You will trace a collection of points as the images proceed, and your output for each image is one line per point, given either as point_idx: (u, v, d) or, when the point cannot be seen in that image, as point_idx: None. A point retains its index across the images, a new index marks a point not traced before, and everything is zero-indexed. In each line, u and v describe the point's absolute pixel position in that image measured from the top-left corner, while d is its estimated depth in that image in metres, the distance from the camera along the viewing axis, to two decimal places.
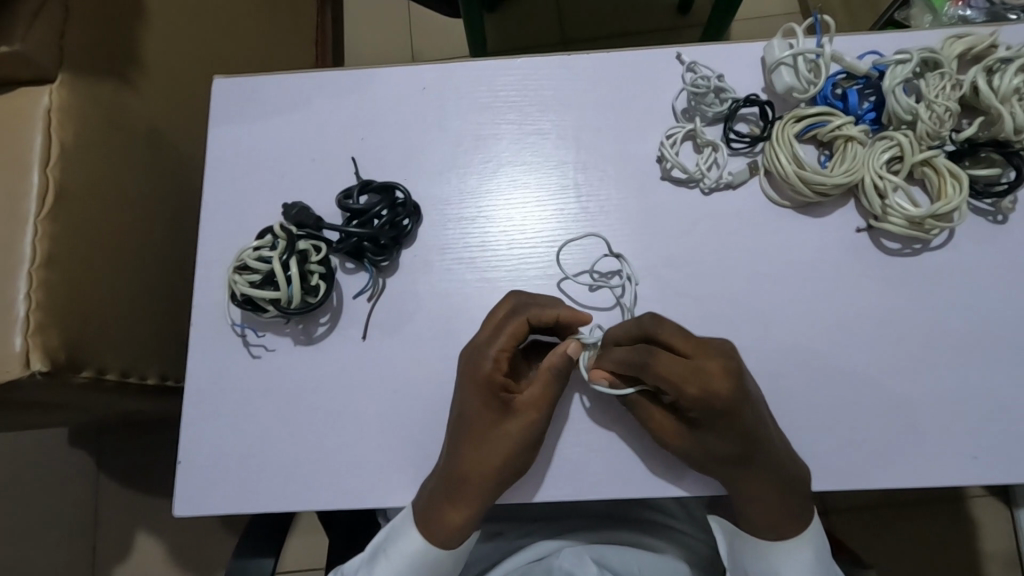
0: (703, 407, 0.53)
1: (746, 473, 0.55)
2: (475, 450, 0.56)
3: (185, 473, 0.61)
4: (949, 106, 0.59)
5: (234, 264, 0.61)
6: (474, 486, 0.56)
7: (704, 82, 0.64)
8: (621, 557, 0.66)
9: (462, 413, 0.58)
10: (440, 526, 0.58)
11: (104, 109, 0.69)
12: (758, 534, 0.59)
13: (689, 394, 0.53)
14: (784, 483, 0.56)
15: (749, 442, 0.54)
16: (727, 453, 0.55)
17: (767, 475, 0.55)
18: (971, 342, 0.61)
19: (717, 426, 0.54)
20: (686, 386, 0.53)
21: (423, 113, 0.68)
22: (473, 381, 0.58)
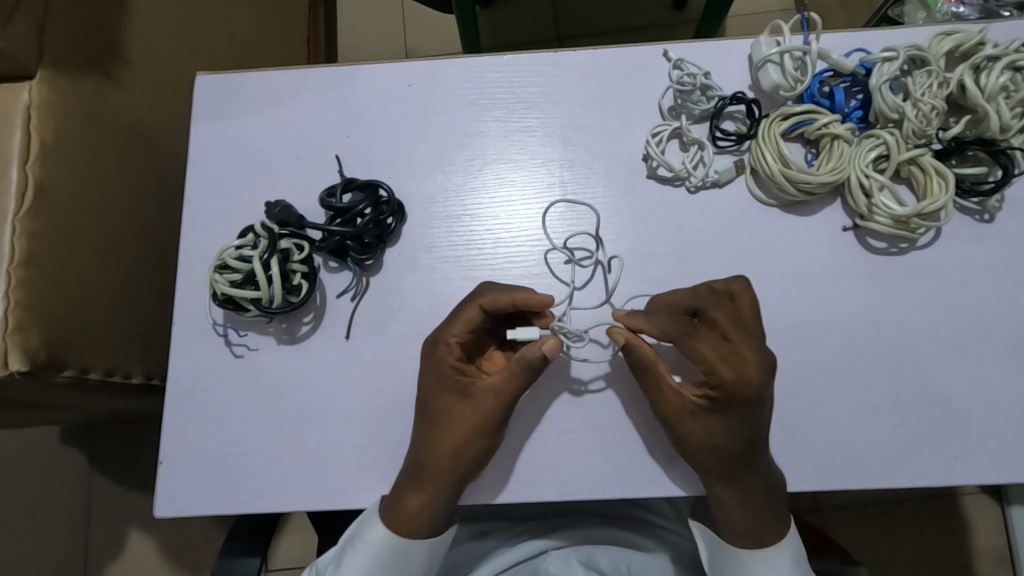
0: (731, 391, 0.54)
1: (727, 467, 0.56)
2: (430, 435, 0.57)
3: (166, 473, 0.60)
4: (935, 104, 0.59)
5: (215, 263, 0.60)
6: (437, 474, 0.57)
7: (690, 79, 0.64)
8: (608, 557, 0.68)
9: (422, 399, 0.58)
10: (398, 514, 0.58)
11: (85, 106, 0.69)
12: (730, 541, 0.59)
13: (724, 375, 0.54)
14: (752, 476, 0.56)
15: (739, 431, 0.55)
16: (729, 446, 0.55)
17: (742, 468, 0.56)
18: (957, 341, 0.60)
19: (737, 414, 0.55)
20: (719, 369, 0.54)
21: (408, 109, 0.68)
22: (430, 367, 0.58)
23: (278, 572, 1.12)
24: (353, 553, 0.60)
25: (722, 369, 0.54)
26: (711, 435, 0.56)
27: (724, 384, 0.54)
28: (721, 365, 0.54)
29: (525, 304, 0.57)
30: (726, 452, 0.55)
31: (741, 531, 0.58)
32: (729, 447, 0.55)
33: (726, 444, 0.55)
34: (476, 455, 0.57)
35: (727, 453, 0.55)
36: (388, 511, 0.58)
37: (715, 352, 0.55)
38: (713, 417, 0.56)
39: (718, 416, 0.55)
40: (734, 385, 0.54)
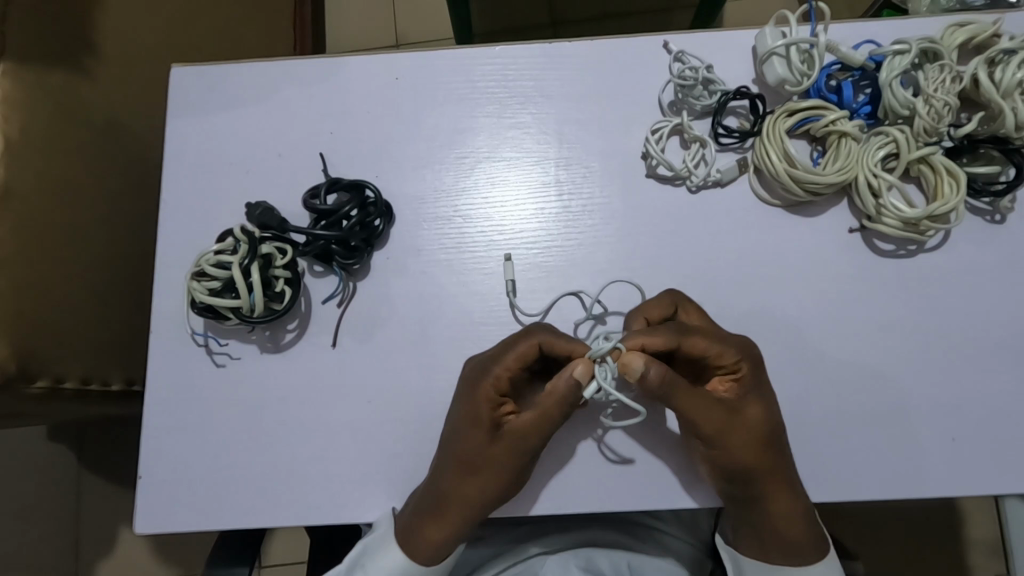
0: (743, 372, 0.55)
1: (776, 460, 0.54)
2: (463, 471, 0.54)
3: (146, 488, 0.58)
4: (948, 101, 0.56)
5: (193, 269, 0.57)
6: (456, 502, 0.55)
7: (692, 72, 0.60)
8: (609, 560, 0.66)
9: (455, 431, 0.55)
10: (421, 543, 0.56)
11: (54, 102, 0.65)
12: (786, 561, 0.57)
13: (733, 361, 0.55)
14: (793, 476, 0.55)
15: (769, 412, 0.55)
16: (768, 430, 0.54)
17: (785, 466, 0.55)
18: (964, 346, 0.58)
19: (757, 394, 0.55)
20: (725, 356, 0.55)
21: (396, 105, 0.64)
22: (472, 403, 0.55)
23: (271, 569, 1.11)
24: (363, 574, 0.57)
25: (727, 351, 0.55)
26: (751, 435, 0.54)
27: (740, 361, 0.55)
28: (723, 346, 0.55)
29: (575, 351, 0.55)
30: (768, 445, 0.54)
31: (792, 547, 0.57)
32: (765, 437, 0.54)
33: (765, 436, 0.54)
34: (490, 494, 0.55)
35: (772, 445, 0.54)
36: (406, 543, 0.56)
37: (710, 338, 0.55)
38: (746, 405, 0.55)
39: (747, 405, 0.55)
40: (745, 359, 0.55)
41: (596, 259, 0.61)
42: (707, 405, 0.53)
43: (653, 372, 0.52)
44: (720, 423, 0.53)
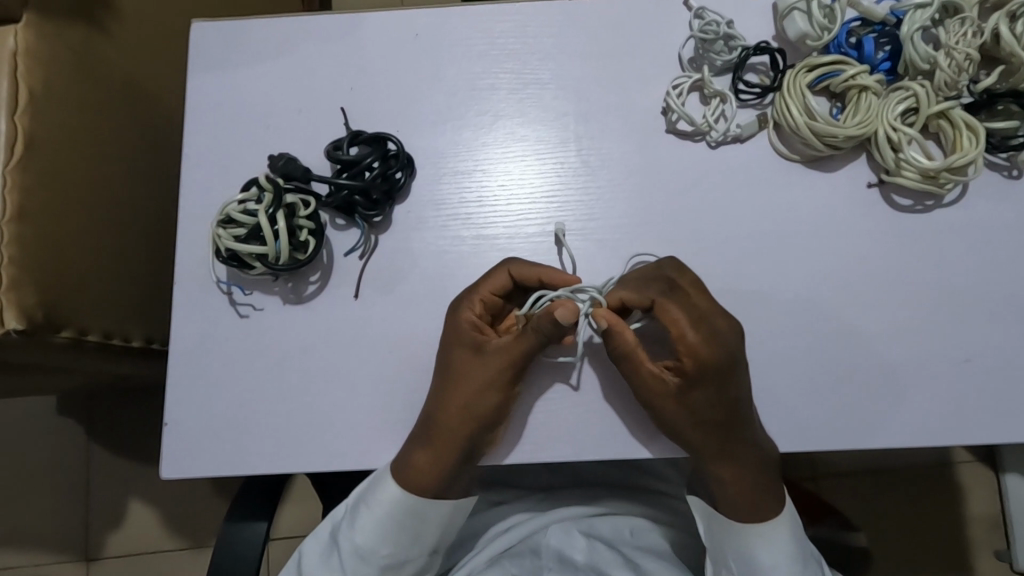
0: (703, 359, 0.54)
1: (714, 441, 0.55)
2: (453, 410, 0.56)
3: (172, 434, 0.59)
4: (969, 53, 0.56)
5: (217, 218, 0.57)
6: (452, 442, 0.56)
7: (713, 27, 0.61)
8: (610, 523, 0.68)
9: (445, 371, 0.57)
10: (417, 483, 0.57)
11: (74, 55, 0.66)
12: (733, 517, 0.58)
13: (695, 343, 0.54)
14: (739, 455, 0.56)
15: (721, 400, 0.54)
16: (710, 415, 0.55)
17: (729, 441, 0.55)
18: (980, 301, 0.59)
19: (709, 384, 0.54)
20: (688, 335, 0.54)
21: (415, 59, 0.65)
22: (455, 340, 0.56)
23: (281, 541, 1.12)
24: (365, 509, 0.59)
25: (690, 333, 0.54)
26: (686, 414, 0.55)
27: (691, 350, 0.54)
28: (687, 330, 0.54)
29: (549, 278, 0.57)
30: (700, 421, 0.55)
31: (745, 506, 0.57)
32: (701, 421, 0.55)
33: (703, 415, 0.55)
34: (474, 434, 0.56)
35: (705, 426, 0.55)
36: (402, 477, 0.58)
37: (685, 318, 0.55)
38: (693, 390, 0.54)
39: (693, 390, 0.54)
40: (703, 348, 0.54)
41: (618, 212, 0.61)
42: (647, 377, 0.54)
43: (618, 331, 0.54)
44: (654, 400, 0.54)
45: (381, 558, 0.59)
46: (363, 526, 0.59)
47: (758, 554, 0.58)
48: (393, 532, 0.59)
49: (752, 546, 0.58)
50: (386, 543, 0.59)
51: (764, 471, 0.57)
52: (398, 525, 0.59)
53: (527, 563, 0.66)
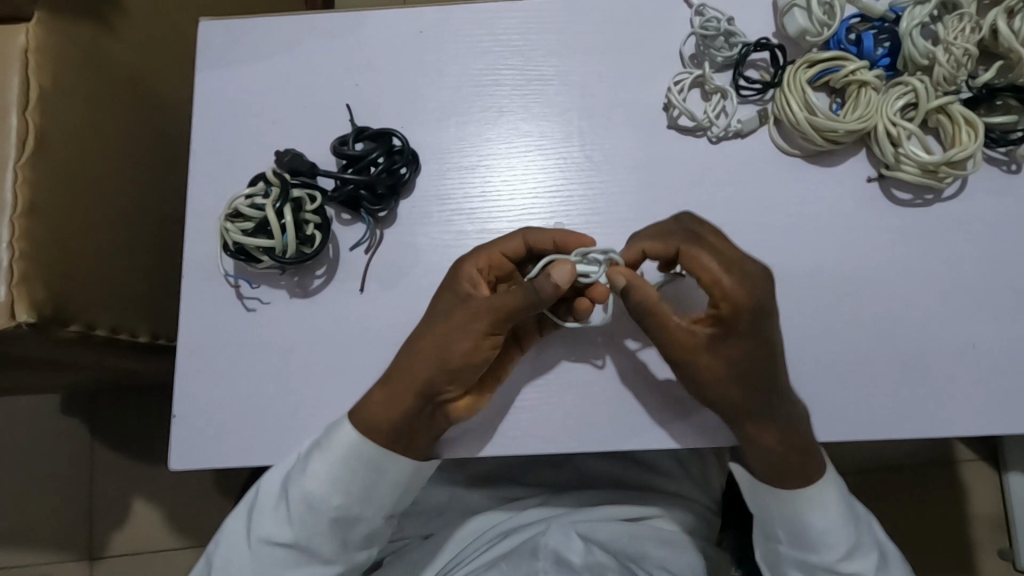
0: (736, 301, 0.53)
1: (746, 399, 0.54)
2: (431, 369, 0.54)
3: (179, 426, 0.60)
4: (968, 49, 0.57)
5: (225, 212, 0.58)
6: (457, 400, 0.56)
7: (715, 23, 0.62)
8: (608, 527, 0.67)
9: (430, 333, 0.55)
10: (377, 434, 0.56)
11: (83, 52, 0.66)
12: (781, 487, 0.57)
13: (726, 291, 0.54)
14: (778, 413, 0.55)
15: (760, 353, 0.54)
16: (748, 367, 0.54)
17: (764, 396, 0.54)
18: (980, 294, 0.60)
19: (741, 335, 0.53)
20: (720, 282, 0.54)
21: (419, 56, 0.65)
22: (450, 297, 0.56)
23: None
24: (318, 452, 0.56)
25: (725, 280, 0.54)
26: (720, 367, 0.54)
27: (727, 297, 0.54)
28: (723, 276, 0.54)
29: (564, 244, 0.57)
30: (733, 373, 0.54)
31: (791, 473, 0.57)
32: (738, 374, 0.54)
33: (738, 367, 0.54)
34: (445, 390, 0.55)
35: (742, 384, 0.54)
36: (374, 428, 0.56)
37: (718, 266, 0.54)
38: (726, 341, 0.54)
39: (726, 341, 0.54)
40: (735, 295, 0.53)
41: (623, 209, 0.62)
42: (671, 333, 0.54)
43: (637, 288, 0.54)
44: (682, 354, 0.54)
45: (331, 509, 0.57)
46: (314, 470, 0.56)
47: (806, 521, 0.57)
48: (347, 478, 0.56)
49: (801, 508, 0.57)
50: (340, 488, 0.56)
51: (800, 433, 0.55)
52: (358, 469, 0.56)
53: (524, 565, 0.64)
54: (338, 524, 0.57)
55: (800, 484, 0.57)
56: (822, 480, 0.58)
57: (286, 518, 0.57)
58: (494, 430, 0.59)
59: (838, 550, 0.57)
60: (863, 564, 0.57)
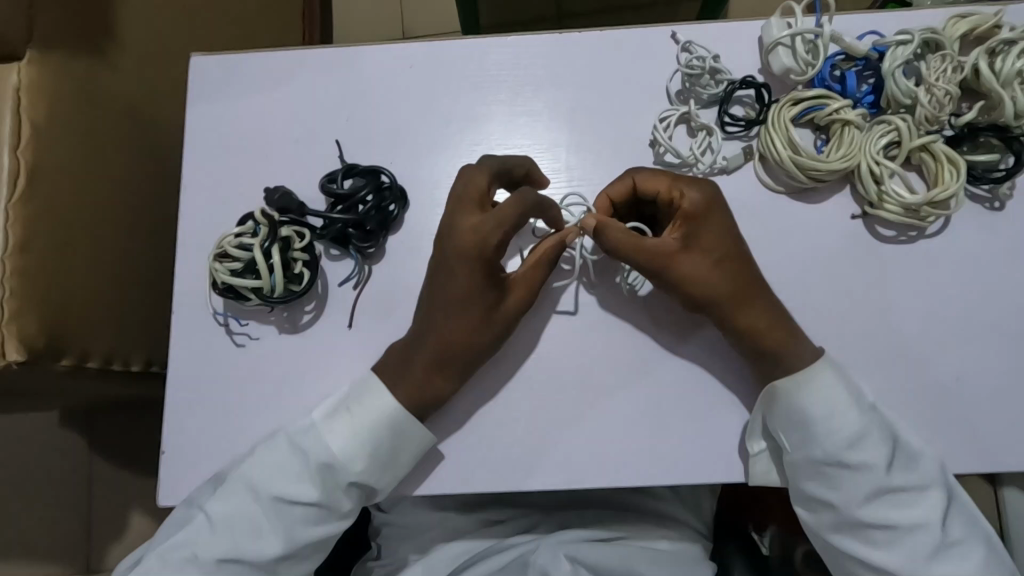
0: (696, 205, 0.56)
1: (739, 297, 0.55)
2: (453, 313, 0.57)
3: (169, 462, 0.60)
4: (949, 90, 0.57)
5: (214, 251, 0.59)
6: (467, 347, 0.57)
7: (699, 63, 0.62)
8: (596, 550, 0.67)
9: (433, 292, 0.58)
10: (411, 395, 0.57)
11: (76, 88, 0.67)
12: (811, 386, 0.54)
13: (684, 194, 0.57)
14: (772, 300, 0.56)
15: (733, 233, 0.57)
16: (729, 254, 0.56)
17: (753, 279, 0.56)
18: (964, 331, 0.60)
19: (710, 220, 0.56)
20: (678, 190, 0.57)
21: (408, 92, 0.66)
22: (447, 264, 0.57)
23: None
24: (345, 420, 0.57)
25: (680, 185, 0.57)
26: (705, 252, 0.56)
27: (692, 204, 0.56)
28: (677, 183, 0.57)
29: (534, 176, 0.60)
30: (718, 262, 0.55)
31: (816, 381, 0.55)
32: (723, 256, 0.56)
33: (723, 254, 0.56)
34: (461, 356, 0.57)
35: (729, 269, 0.56)
36: (393, 383, 0.58)
37: (667, 177, 0.58)
38: (704, 230, 0.56)
39: (700, 235, 0.56)
40: (699, 199, 0.56)
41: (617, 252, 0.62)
42: (657, 254, 0.55)
43: (608, 226, 0.56)
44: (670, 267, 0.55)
45: (351, 471, 0.57)
46: (338, 432, 0.57)
47: (855, 457, 0.54)
48: (371, 437, 0.57)
49: (834, 441, 0.54)
50: (359, 458, 0.57)
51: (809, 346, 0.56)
52: (373, 452, 0.57)
53: None
54: (355, 488, 0.58)
55: (828, 398, 0.54)
56: (844, 389, 0.55)
57: (299, 473, 0.56)
58: (482, 466, 0.59)
59: (884, 508, 0.54)
60: (919, 511, 0.53)
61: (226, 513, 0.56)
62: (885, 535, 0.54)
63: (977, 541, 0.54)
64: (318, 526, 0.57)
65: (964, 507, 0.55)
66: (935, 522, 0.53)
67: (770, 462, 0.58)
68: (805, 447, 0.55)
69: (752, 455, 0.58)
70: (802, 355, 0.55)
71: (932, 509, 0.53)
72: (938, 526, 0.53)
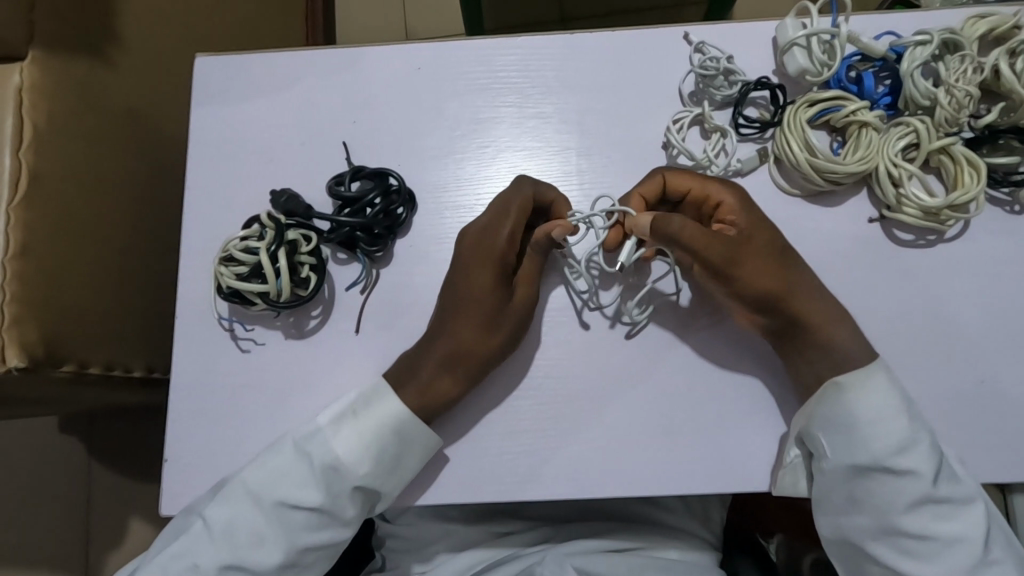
0: (735, 202, 0.57)
1: (796, 289, 0.54)
2: (461, 319, 0.56)
3: (172, 472, 0.59)
4: (969, 91, 0.56)
5: (219, 255, 0.58)
6: (481, 354, 0.56)
7: (714, 63, 0.61)
8: (605, 561, 0.64)
9: (462, 296, 0.57)
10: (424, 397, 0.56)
11: (78, 90, 0.66)
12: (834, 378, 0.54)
13: (721, 193, 0.57)
14: (820, 292, 0.56)
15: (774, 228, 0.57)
16: (779, 248, 0.55)
17: (802, 272, 0.56)
18: (985, 337, 0.59)
19: (753, 215, 0.56)
20: (712, 189, 0.57)
21: (416, 93, 0.65)
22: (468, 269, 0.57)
23: None
24: (352, 424, 0.56)
25: (715, 184, 0.57)
26: (758, 244, 0.55)
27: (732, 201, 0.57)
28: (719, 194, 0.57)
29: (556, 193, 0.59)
30: (772, 254, 0.55)
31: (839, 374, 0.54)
32: (774, 250, 0.55)
33: (775, 246, 0.55)
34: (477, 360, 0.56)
35: (782, 260, 0.55)
36: (404, 385, 0.56)
37: (700, 177, 0.58)
38: (750, 225, 0.56)
39: (749, 231, 0.56)
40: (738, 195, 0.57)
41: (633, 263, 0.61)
42: (719, 247, 0.54)
43: (669, 220, 0.54)
44: (732, 261, 0.54)
45: (355, 477, 0.55)
46: (347, 438, 0.55)
47: (892, 463, 0.52)
48: (377, 444, 0.55)
49: (878, 450, 0.52)
50: (361, 461, 0.55)
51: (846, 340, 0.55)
52: (391, 456, 0.56)
53: None
54: (359, 494, 0.56)
55: (874, 406, 0.53)
56: (895, 396, 0.53)
57: (306, 477, 0.54)
58: (493, 475, 0.58)
59: (925, 519, 0.52)
60: (958, 523, 0.52)
61: (224, 518, 0.54)
62: (924, 547, 0.52)
63: (1012, 560, 0.52)
64: (319, 533, 0.55)
65: (998, 524, 0.54)
66: (975, 535, 0.52)
67: (800, 471, 0.56)
68: (842, 455, 0.53)
69: (785, 463, 0.56)
70: (834, 353, 0.54)
71: (970, 522, 0.52)
72: (977, 542, 0.51)
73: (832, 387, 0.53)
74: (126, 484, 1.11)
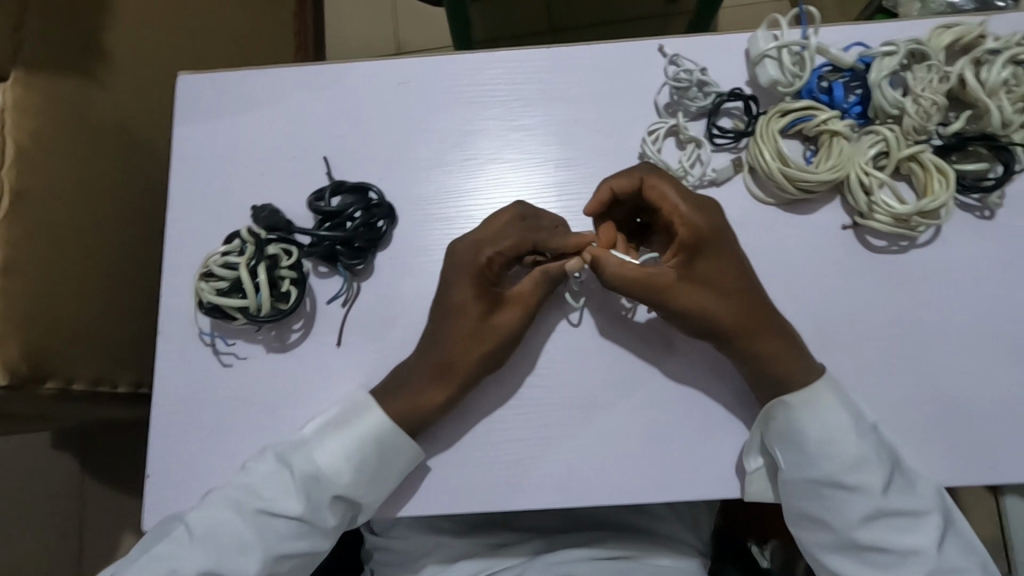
0: (698, 230, 0.55)
1: (742, 328, 0.55)
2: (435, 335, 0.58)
3: (154, 487, 0.59)
4: (935, 100, 0.58)
5: (201, 270, 0.59)
6: (463, 365, 0.56)
7: (686, 75, 0.62)
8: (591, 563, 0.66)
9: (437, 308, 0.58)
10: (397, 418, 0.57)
11: (63, 108, 0.67)
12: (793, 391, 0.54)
13: (686, 218, 0.56)
14: (776, 322, 0.55)
15: (734, 259, 0.56)
16: (729, 284, 0.55)
17: (756, 308, 0.55)
18: (959, 340, 0.60)
19: (709, 249, 0.56)
20: (679, 213, 0.56)
21: (399, 107, 0.66)
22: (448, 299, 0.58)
23: None
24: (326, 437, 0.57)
25: (683, 208, 0.56)
26: (704, 280, 0.55)
27: (693, 229, 0.55)
28: (682, 206, 0.56)
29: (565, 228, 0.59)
30: (718, 291, 0.55)
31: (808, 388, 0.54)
32: (723, 286, 0.55)
33: (723, 284, 0.55)
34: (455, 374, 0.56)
35: (730, 298, 0.55)
36: (385, 397, 0.57)
37: (672, 194, 0.56)
38: (703, 259, 0.56)
39: (700, 264, 0.56)
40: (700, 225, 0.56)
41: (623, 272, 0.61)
42: (653, 289, 0.55)
43: (606, 261, 0.56)
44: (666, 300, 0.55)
45: (337, 489, 0.56)
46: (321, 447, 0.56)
47: (842, 478, 0.53)
48: (356, 456, 0.56)
49: (836, 463, 0.53)
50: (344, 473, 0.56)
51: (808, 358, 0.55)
52: (361, 470, 0.56)
53: None
54: (339, 503, 0.57)
55: (831, 420, 0.54)
56: (846, 412, 0.54)
57: (281, 490, 0.55)
58: (475, 485, 0.58)
59: (885, 531, 0.53)
60: (920, 537, 0.52)
61: (204, 520, 0.54)
62: (884, 559, 0.53)
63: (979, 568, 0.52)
64: (297, 541, 0.55)
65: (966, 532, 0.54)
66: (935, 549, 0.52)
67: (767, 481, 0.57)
68: (802, 467, 0.54)
69: (750, 472, 0.57)
70: (803, 367, 0.55)
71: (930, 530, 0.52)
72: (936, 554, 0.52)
73: (780, 404, 0.54)
74: (118, 499, 1.11)
